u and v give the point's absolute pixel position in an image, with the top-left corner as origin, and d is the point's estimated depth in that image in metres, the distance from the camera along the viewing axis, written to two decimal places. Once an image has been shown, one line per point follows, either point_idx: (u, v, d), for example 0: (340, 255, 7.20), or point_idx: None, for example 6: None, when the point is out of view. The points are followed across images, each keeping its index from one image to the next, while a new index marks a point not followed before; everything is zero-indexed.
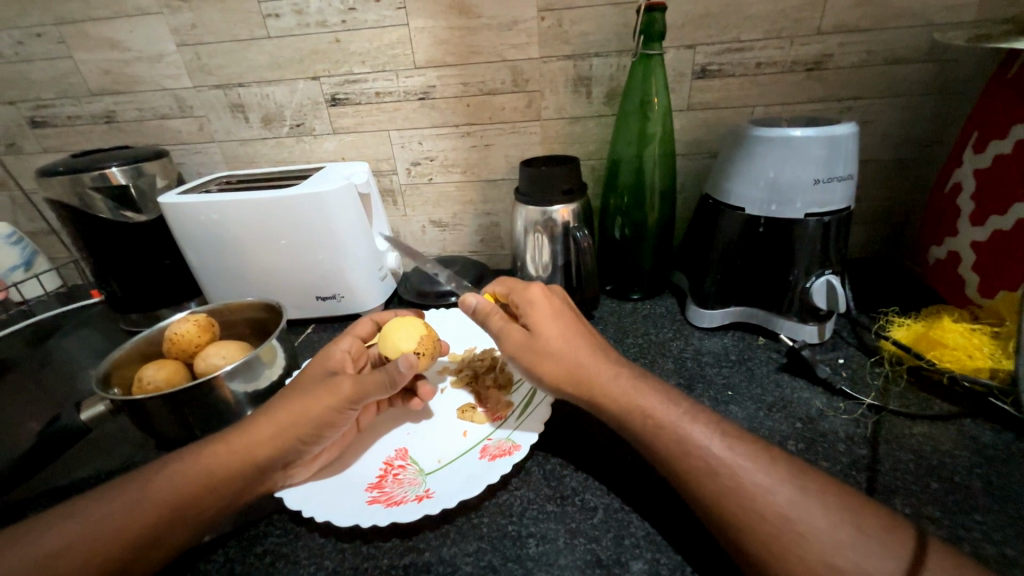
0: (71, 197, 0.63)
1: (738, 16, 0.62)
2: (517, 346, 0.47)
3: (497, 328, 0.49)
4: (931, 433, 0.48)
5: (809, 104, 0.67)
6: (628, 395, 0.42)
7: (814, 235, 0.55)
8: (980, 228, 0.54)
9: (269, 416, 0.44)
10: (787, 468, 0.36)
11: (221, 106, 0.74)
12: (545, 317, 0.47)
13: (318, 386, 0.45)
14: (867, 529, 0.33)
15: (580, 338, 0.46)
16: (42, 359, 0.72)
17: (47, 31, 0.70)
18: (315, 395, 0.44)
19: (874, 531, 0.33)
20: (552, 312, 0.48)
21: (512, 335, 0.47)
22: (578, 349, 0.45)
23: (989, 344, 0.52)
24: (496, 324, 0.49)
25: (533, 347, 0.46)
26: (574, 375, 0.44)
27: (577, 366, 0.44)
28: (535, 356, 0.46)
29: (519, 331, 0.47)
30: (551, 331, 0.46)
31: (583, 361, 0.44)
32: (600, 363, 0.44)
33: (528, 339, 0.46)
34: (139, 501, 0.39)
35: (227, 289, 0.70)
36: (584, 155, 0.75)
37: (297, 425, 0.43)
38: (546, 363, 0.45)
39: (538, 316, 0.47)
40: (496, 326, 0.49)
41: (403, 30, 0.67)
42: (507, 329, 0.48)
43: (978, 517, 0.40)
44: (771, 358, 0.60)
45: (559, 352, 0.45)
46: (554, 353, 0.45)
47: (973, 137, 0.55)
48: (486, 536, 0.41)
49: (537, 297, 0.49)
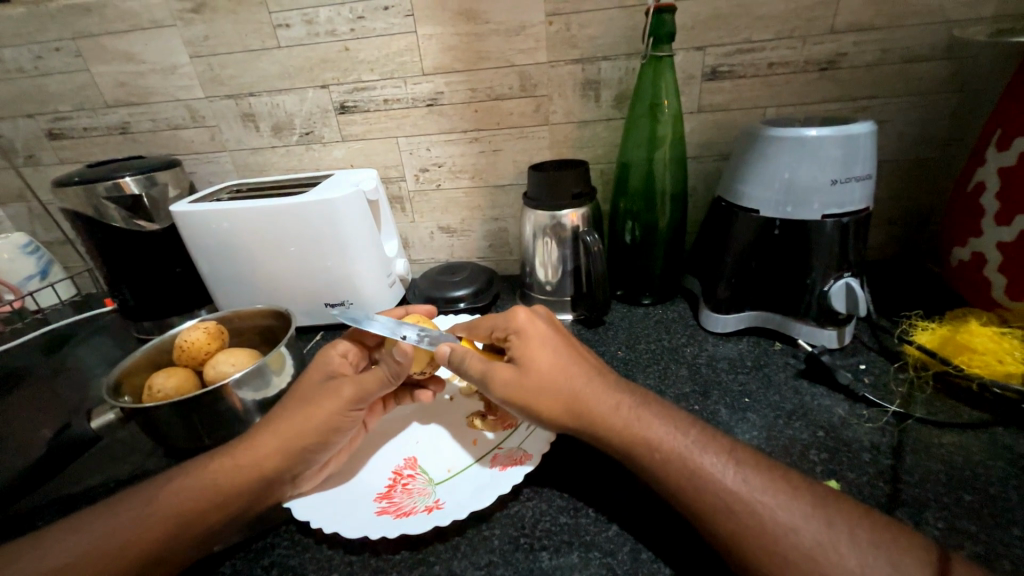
0: (86, 207, 0.64)
1: (749, 16, 0.61)
2: (508, 386, 0.43)
3: (480, 372, 0.44)
4: (962, 441, 0.46)
5: (823, 104, 0.66)
6: (633, 425, 0.40)
7: (832, 237, 0.53)
8: (1006, 227, 0.52)
9: (275, 424, 0.43)
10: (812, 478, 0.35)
11: (233, 115, 0.75)
12: (534, 352, 0.43)
13: (320, 393, 0.45)
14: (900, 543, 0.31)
15: (573, 369, 0.43)
16: (56, 366, 0.72)
17: (65, 45, 0.72)
18: (319, 402, 0.44)
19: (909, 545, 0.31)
20: (539, 345, 0.44)
21: (500, 376, 0.43)
22: (573, 383, 0.42)
23: (1021, 349, 0.50)
24: (478, 368, 0.44)
25: (525, 387, 0.42)
26: (574, 411, 0.41)
27: (575, 401, 0.41)
28: (529, 396, 0.42)
29: (507, 369, 0.43)
30: (545, 367, 0.42)
31: (580, 394, 0.41)
32: (598, 395, 0.42)
33: (521, 377, 0.43)
34: (149, 514, 0.39)
35: (237, 296, 0.70)
36: (593, 159, 0.75)
37: (304, 433, 0.43)
38: (542, 402, 0.42)
39: (527, 350, 0.44)
40: (479, 370, 0.44)
41: (411, 38, 0.67)
42: (493, 369, 0.44)
43: (1017, 531, 0.38)
44: (788, 364, 0.58)
45: (554, 389, 0.42)
46: (548, 390, 0.42)
47: (996, 134, 0.54)
48: (498, 549, 0.40)
49: (522, 330, 0.46)
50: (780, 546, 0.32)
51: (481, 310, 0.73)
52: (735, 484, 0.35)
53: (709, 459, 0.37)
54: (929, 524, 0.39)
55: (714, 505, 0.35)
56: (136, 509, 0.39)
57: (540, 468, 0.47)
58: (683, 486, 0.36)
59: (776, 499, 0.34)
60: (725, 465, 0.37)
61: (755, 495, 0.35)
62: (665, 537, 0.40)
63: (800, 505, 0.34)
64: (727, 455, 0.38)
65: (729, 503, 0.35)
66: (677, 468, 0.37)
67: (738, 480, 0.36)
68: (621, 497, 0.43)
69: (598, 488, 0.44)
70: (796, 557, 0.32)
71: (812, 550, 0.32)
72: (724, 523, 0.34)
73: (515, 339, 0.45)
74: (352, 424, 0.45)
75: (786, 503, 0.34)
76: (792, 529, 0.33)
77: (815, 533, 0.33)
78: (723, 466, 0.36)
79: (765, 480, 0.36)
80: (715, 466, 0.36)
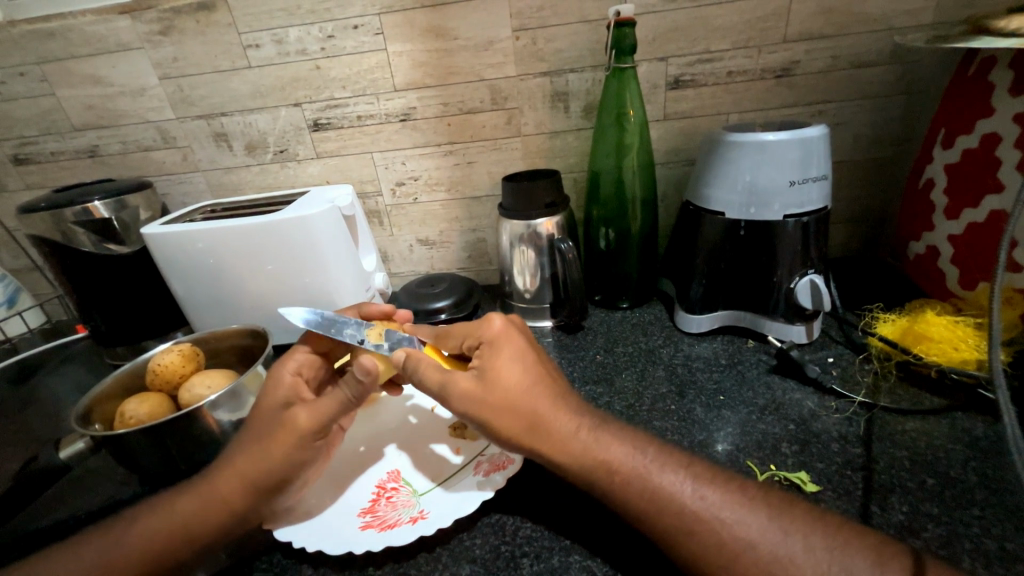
0: (54, 233, 0.63)
1: (706, 28, 0.64)
2: (469, 396, 0.42)
3: (439, 383, 0.43)
4: (923, 426, 0.48)
5: (782, 109, 0.69)
6: (590, 450, 0.40)
7: (795, 236, 0.55)
8: (955, 221, 0.54)
9: (236, 460, 0.42)
10: None
11: (205, 135, 0.75)
12: (501, 364, 0.43)
13: (274, 424, 0.42)
14: None
15: (539, 385, 0.42)
16: (25, 397, 0.70)
17: (29, 69, 0.71)
18: (273, 433, 0.42)
19: None
20: (509, 358, 0.43)
21: (461, 386, 0.42)
22: (537, 399, 0.41)
23: (974, 335, 0.52)
24: (436, 379, 0.44)
25: (485, 401, 0.41)
26: (532, 429, 0.40)
27: (535, 416, 0.41)
28: (486, 410, 0.41)
29: (468, 379, 0.42)
30: (511, 380, 0.42)
31: (541, 412, 0.41)
32: (559, 414, 0.41)
33: (481, 390, 0.41)
34: (112, 557, 0.38)
35: (214, 317, 0.69)
36: (566, 168, 0.76)
37: (265, 464, 0.41)
38: (502, 418, 0.40)
39: (495, 362, 0.43)
40: (438, 381, 0.43)
41: (381, 55, 0.68)
42: (451, 379, 0.43)
43: (976, 511, 0.39)
44: (761, 360, 0.60)
45: (517, 403, 0.41)
46: (511, 405, 0.41)
47: (941, 133, 0.57)
48: (478, 557, 0.40)
49: (494, 341, 0.45)
50: (739, 565, 0.33)
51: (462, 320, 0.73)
52: (693, 500, 0.36)
53: (666, 477, 0.38)
54: (895, 510, 0.40)
55: (673, 525, 0.36)
56: (101, 551, 0.39)
57: (522, 473, 0.48)
58: (642, 508, 0.37)
59: (733, 515, 0.35)
60: (683, 482, 0.38)
61: (713, 511, 0.36)
62: (626, 551, 0.39)
63: (758, 516, 0.35)
64: (684, 472, 0.38)
65: (690, 522, 0.35)
66: (636, 489, 0.37)
67: (696, 497, 0.36)
68: (592, 510, 0.43)
69: (571, 506, 0.44)
70: (757, 568, 0.33)
71: (770, 560, 0.33)
72: (688, 545, 0.35)
73: (486, 349, 0.45)
74: (313, 451, 0.44)
75: (745, 517, 0.35)
76: (752, 543, 0.34)
77: (772, 544, 0.34)
78: (681, 485, 0.37)
79: (721, 493, 0.37)
80: (673, 484, 0.37)
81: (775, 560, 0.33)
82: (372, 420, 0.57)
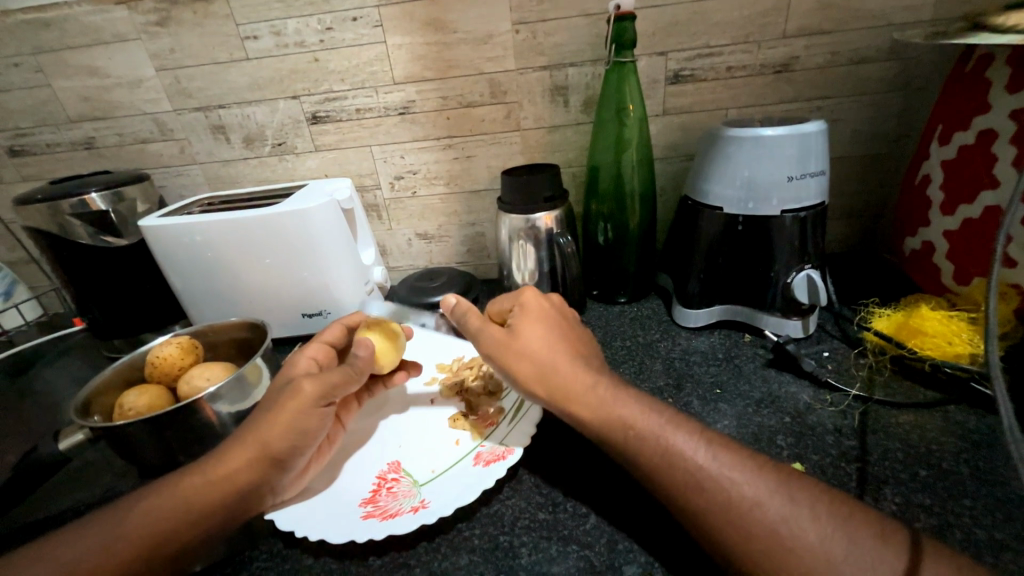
0: (51, 225, 0.63)
1: (706, 23, 0.64)
2: (495, 347, 0.45)
3: (475, 329, 0.47)
4: (917, 419, 0.48)
5: (781, 105, 0.69)
6: (605, 405, 0.41)
7: (792, 231, 0.56)
8: (951, 216, 0.55)
9: (243, 437, 0.43)
10: (773, 477, 0.36)
11: (202, 128, 0.74)
12: (530, 321, 0.46)
13: (285, 394, 0.44)
14: (856, 536, 0.33)
15: (561, 345, 0.45)
16: (22, 390, 0.70)
17: (25, 60, 0.70)
18: (282, 405, 0.43)
19: (866, 539, 0.32)
20: (538, 316, 0.46)
21: (492, 333, 0.46)
22: (557, 356, 0.44)
23: (968, 330, 0.53)
24: (475, 324, 0.47)
25: (511, 348, 0.44)
26: (547, 381, 0.43)
27: (555, 366, 0.43)
28: (512, 355, 0.44)
29: (498, 330, 0.46)
30: (536, 332, 0.45)
31: (561, 364, 0.43)
32: (579, 369, 0.43)
33: (507, 338, 0.45)
34: (113, 540, 0.38)
35: (212, 310, 0.69)
36: (565, 163, 0.76)
37: (275, 436, 0.42)
38: (523, 364, 0.44)
39: (521, 323, 0.46)
40: (474, 327, 0.47)
41: (380, 47, 0.68)
42: (486, 327, 0.46)
43: (967, 502, 0.40)
44: (757, 354, 0.61)
45: (538, 353, 0.44)
46: (532, 354, 0.44)
47: (938, 129, 0.57)
48: (478, 547, 0.41)
49: (524, 306, 0.48)
50: (749, 526, 0.34)
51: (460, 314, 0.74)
52: (704, 460, 0.37)
53: (681, 438, 0.38)
54: (888, 501, 0.41)
55: (684, 483, 0.36)
56: (100, 534, 0.38)
57: (522, 462, 0.48)
58: (654, 467, 0.37)
59: (742, 475, 0.36)
60: (696, 443, 0.38)
61: (723, 471, 0.36)
62: (633, 533, 0.40)
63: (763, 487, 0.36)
64: (698, 434, 0.39)
65: (700, 478, 0.36)
66: (651, 448, 0.38)
67: (708, 457, 0.37)
68: (601, 488, 0.44)
69: (571, 494, 0.44)
70: (762, 526, 0.33)
71: (776, 523, 0.33)
72: (695, 499, 0.35)
73: (517, 310, 0.48)
74: (320, 424, 0.45)
75: (753, 480, 0.35)
76: (759, 502, 0.34)
77: (779, 506, 0.34)
78: (693, 446, 0.38)
79: (732, 457, 0.37)
80: (687, 444, 0.38)
81: (782, 522, 0.33)
82: (371, 412, 0.57)
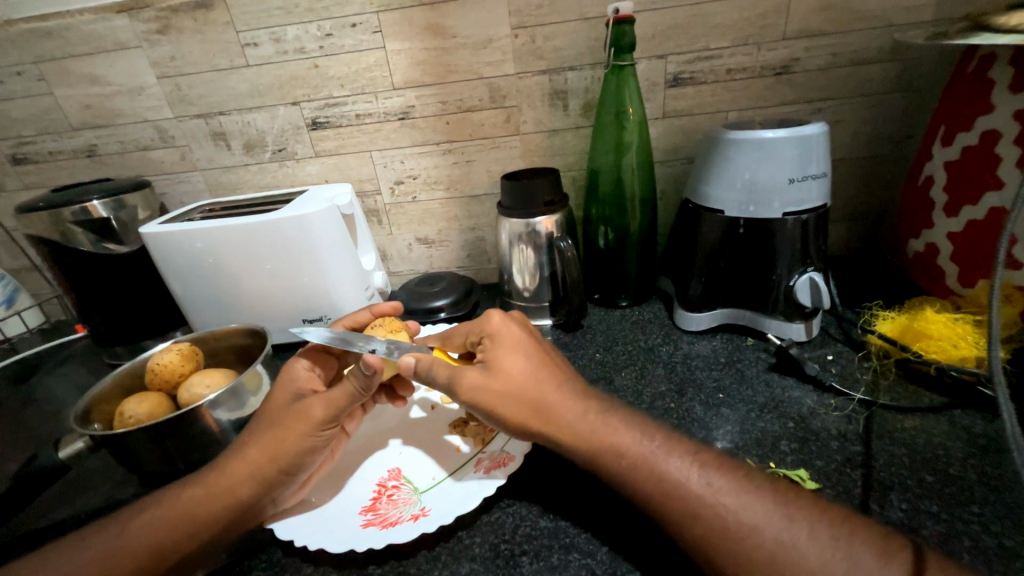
0: (52, 233, 0.63)
1: (706, 25, 0.64)
2: (476, 392, 0.43)
3: (447, 376, 0.44)
4: (923, 425, 0.48)
5: (782, 107, 0.69)
6: (598, 434, 0.40)
7: (794, 233, 0.55)
8: (954, 219, 0.54)
9: (245, 451, 0.43)
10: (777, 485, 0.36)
11: (203, 134, 0.75)
12: (503, 356, 0.44)
13: (288, 415, 0.44)
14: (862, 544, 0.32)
15: (542, 373, 0.44)
16: (24, 397, 0.70)
17: (27, 69, 0.71)
18: (287, 423, 0.43)
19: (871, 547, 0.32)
20: (510, 349, 0.45)
21: (469, 377, 0.43)
22: (542, 387, 0.43)
23: (973, 333, 0.52)
24: (445, 372, 0.44)
25: (493, 390, 0.43)
26: (539, 417, 0.42)
27: (540, 402, 0.42)
28: (495, 398, 0.43)
29: (475, 372, 0.44)
30: (514, 368, 0.43)
31: (547, 397, 0.42)
32: (564, 399, 0.42)
33: (486, 379, 0.43)
34: (116, 547, 0.38)
35: (213, 316, 0.69)
36: (564, 166, 0.76)
37: (279, 452, 0.42)
38: (508, 405, 0.42)
39: (499, 354, 0.45)
40: (446, 374, 0.44)
41: (380, 53, 0.68)
42: (460, 372, 0.44)
43: (976, 509, 0.39)
44: (759, 358, 0.60)
45: (520, 390, 0.42)
46: (514, 393, 0.42)
47: (941, 130, 0.56)
48: (478, 555, 0.40)
49: (494, 337, 0.47)
50: (747, 543, 0.33)
51: (461, 319, 0.74)
52: (699, 486, 0.36)
53: (674, 463, 0.38)
54: (894, 507, 0.40)
55: (682, 503, 0.36)
56: (99, 546, 0.38)
57: (521, 470, 0.48)
58: (651, 490, 0.37)
59: (740, 497, 0.35)
60: (690, 468, 0.37)
61: (720, 496, 0.36)
62: (637, 543, 0.40)
63: (765, 500, 0.35)
64: (692, 457, 0.38)
65: (698, 502, 0.35)
66: (644, 471, 0.38)
67: (702, 482, 0.36)
68: (601, 497, 0.44)
69: (574, 502, 0.44)
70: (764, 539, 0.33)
71: (774, 537, 0.33)
72: (693, 527, 0.35)
73: (488, 343, 0.46)
74: (324, 442, 0.45)
75: (751, 501, 0.35)
76: (758, 524, 0.34)
77: (779, 528, 0.34)
78: (688, 471, 0.37)
79: (730, 479, 0.37)
80: (680, 470, 0.37)
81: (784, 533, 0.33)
82: (373, 417, 0.57)
